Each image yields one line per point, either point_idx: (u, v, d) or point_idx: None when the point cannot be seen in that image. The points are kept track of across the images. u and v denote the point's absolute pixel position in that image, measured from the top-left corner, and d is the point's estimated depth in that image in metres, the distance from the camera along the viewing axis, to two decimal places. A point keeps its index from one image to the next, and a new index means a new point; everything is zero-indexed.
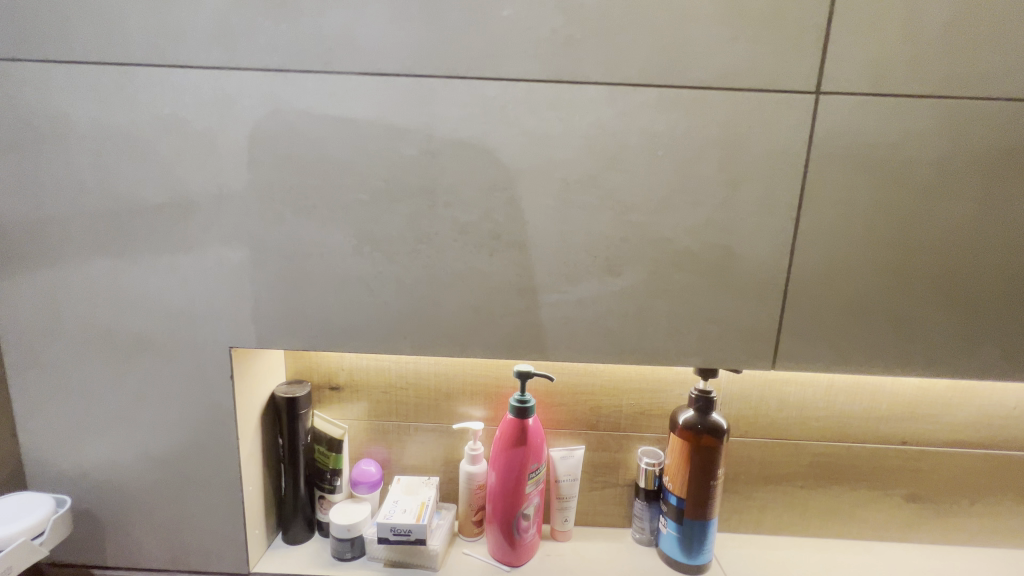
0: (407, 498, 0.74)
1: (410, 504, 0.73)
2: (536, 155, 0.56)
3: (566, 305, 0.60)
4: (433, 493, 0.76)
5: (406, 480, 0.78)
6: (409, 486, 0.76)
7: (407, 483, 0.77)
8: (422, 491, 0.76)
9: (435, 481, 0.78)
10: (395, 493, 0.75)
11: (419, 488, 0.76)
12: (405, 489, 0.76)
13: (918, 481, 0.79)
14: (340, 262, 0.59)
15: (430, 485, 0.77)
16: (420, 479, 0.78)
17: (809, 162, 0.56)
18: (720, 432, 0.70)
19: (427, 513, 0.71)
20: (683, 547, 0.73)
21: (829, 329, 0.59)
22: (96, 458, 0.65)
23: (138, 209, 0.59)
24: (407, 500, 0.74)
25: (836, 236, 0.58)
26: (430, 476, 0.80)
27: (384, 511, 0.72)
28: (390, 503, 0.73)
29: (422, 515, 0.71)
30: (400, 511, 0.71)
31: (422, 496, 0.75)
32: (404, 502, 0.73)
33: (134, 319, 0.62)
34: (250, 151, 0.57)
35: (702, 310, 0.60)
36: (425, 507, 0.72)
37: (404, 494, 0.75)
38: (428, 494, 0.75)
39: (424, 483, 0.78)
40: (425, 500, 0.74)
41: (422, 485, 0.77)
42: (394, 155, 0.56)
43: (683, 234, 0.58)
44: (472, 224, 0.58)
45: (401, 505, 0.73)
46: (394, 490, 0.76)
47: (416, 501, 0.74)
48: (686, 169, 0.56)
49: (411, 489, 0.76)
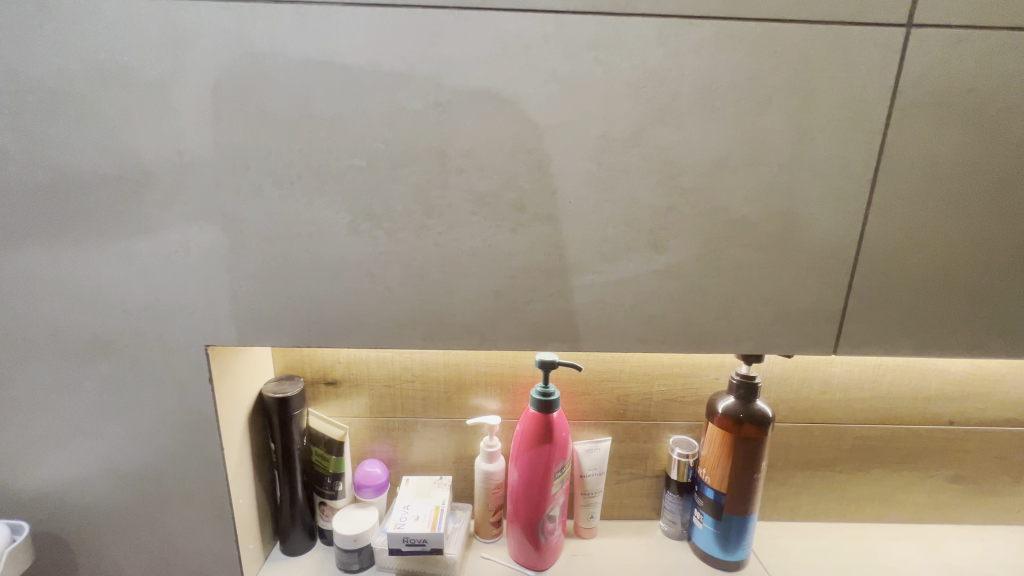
0: (419, 502, 0.67)
1: (423, 510, 0.66)
2: (569, 107, 0.46)
3: (603, 288, 0.51)
4: (447, 495, 0.69)
5: (416, 481, 0.71)
6: (420, 489, 0.69)
7: (417, 485, 0.70)
8: (434, 494, 0.69)
9: (447, 481, 0.71)
10: (404, 497, 0.68)
11: (431, 490, 0.69)
12: (416, 492, 0.69)
13: (962, 461, 0.74)
14: (335, 243, 0.49)
15: (442, 486, 0.70)
16: (430, 479, 0.71)
17: (893, 110, 0.47)
18: (764, 421, 0.64)
19: (442, 519, 0.64)
20: (720, 542, 0.67)
21: (901, 308, 0.52)
22: (57, 477, 0.56)
23: (79, 183, 0.48)
24: (418, 504, 0.67)
25: (917, 200, 0.49)
26: (442, 476, 0.73)
27: (394, 519, 0.64)
28: (400, 508, 0.66)
29: (437, 523, 0.63)
30: (412, 519, 0.64)
31: (435, 499, 0.68)
32: (416, 507, 0.66)
33: (87, 316, 0.51)
34: (215, 107, 0.46)
35: (761, 290, 0.51)
36: (439, 512, 0.65)
37: (415, 498, 0.68)
38: (441, 497, 0.68)
39: (436, 484, 0.70)
40: (439, 504, 0.67)
41: (434, 486, 0.70)
42: (396, 110, 0.46)
43: (743, 201, 0.49)
44: (492, 194, 0.48)
45: (413, 512, 0.65)
46: (403, 494, 0.69)
47: (429, 505, 0.67)
48: (749, 121, 0.47)
49: (423, 492, 0.69)
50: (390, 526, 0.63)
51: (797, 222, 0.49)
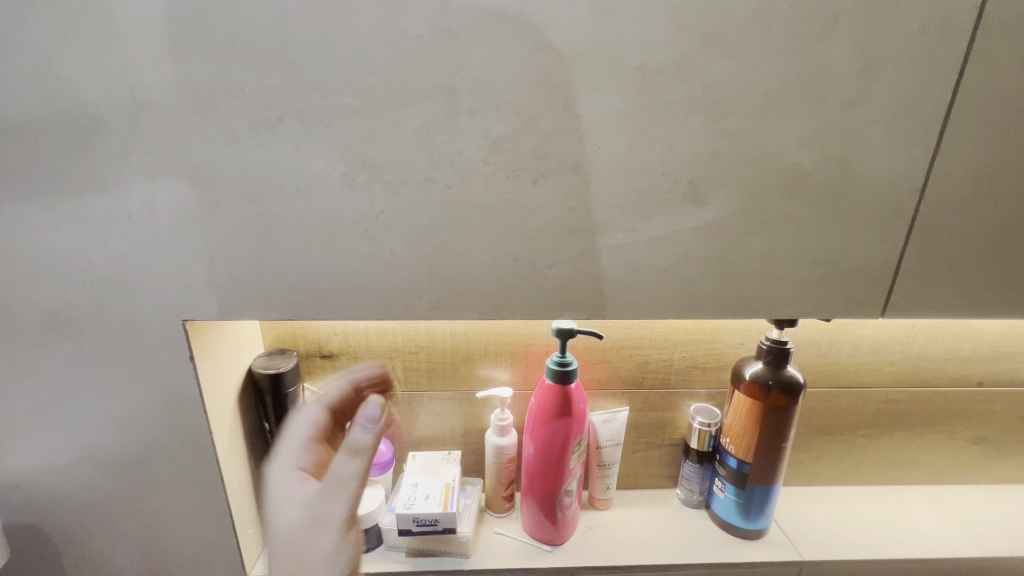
0: (426, 479, 0.63)
1: (433, 488, 0.62)
2: (601, 32, 0.39)
3: (634, 248, 0.45)
4: (456, 470, 0.65)
5: (423, 457, 0.66)
6: (428, 465, 0.65)
7: (424, 462, 0.66)
8: (443, 470, 0.65)
9: (456, 456, 0.67)
10: (412, 474, 0.64)
11: (438, 466, 0.65)
12: (423, 469, 0.65)
13: (986, 423, 0.72)
14: (326, 199, 0.42)
15: (451, 462, 0.66)
16: (437, 454, 0.67)
17: (978, 33, 0.40)
18: (795, 388, 0.60)
19: (454, 497, 0.61)
20: (742, 512, 0.64)
21: (959, 265, 0.47)
22: (27, 466, 0.51)
23: (15, 131, 0.40)
24: (426, 482, 0.63)
25: (992, 142, 0.43)
26: (449, 450, 0.69)
27: (403, 498, 0.61)
28: (407, 487, 0.62)
29: (449, 502, 0.60)
30: (421, 498, 0.60)
31: (444, 476, 0.64)
32: (425, 485, 0.62)
33: (41, 289, 0.44)
34: (173, 34, 0.38)
35: (810, 247, 0.46)
36: (451, 489, 0.62)
37: (423, 475, 0.64)
38: (451, 473, 0.64)
39: (444, 459, 0.67)
40: (449, 481, 0.63)
41: (441, 462, 0.66)
42: (394, 36, 0.38)
43: (798, 145, 0.42)
44: (509, 139, 0.41)
45: (421, 490, 0.62)
46: (409, 471, 0.65)
47: (438, 483, 0.63)
48: (811, 49, 0.40)
49: (430, 468, 0.65)
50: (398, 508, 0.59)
51: (856, 170, 0.43)
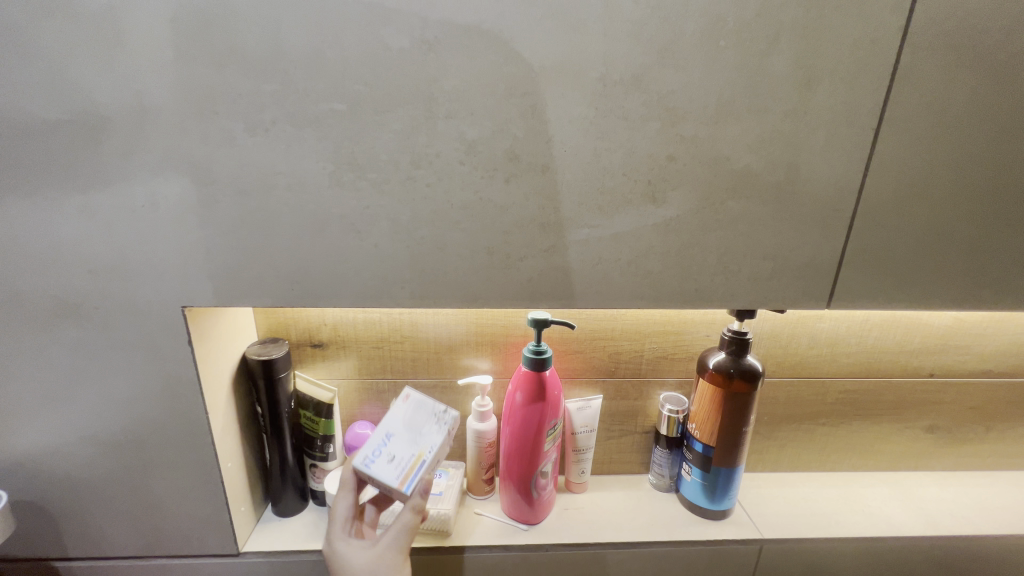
0: (403, 438, 0.49)
1: (399, 454, 0.48)
2: (566, 46, 0.43)
3: (599, 242, 0.49)
4: (439, 439, 0.50)
5: (414, 402, 0.52)
6: (412, 419, 0.51)
7: (409, 416, 0.51)
8: (425, 433, 0.50)
9: (449, 427, 0.51)
10: (389, 424, 0.50)
11: (423, 429, 0.50)
12: (405, 425, 0.50)
13: (939, 412, 0.77)
14: (316, 196, 0.46)
15: (440, 426, 0.51)
16: (428, 414, 0.51)
17: (904, 51, 0.45)
18: (754, 376, 0.64)
19: (418, 474, 0.47)
20: (708, 494, 0.68)
21: (896, 260, 0.51)
22: (31, 446, 0.54)
23: (27, 131, 0.43)
24: (400, 442, 0.49)
25: (922, 150, 0.48)
26: (447, 406, 0.53)
27: (365, 449, 0.49)
28: (377, 435, 0.50)
29: (408, 479, 0.47)
30: (383, 458, 0.48)
31: (423, 442, 0.49)
32: (396, 445, 0.49)
33: (48, 277, 0.48)
34: (176, 44, 0.41)
35: (760, 243, 0.50)
36: (419, 463, 0.48)
37: (402, 429, 0.50)
38: (432, 441, 0.50)
39: (434, 417, 0.51)
40: (425, 453, 0.49)
41: (429, 423, 0.51)
42: (378, 48, 0.42)
43: (746, 150, 0.47)
44: (484, 142, 0.45)
45: (391, 447, 0.49)
46: (389, 415, 0.51)
47: (411, 450, 0.49)
48: (755, 63, 0.44)
49: (413, 423, 0.50)
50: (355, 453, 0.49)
51: (799, 173, 0.48)
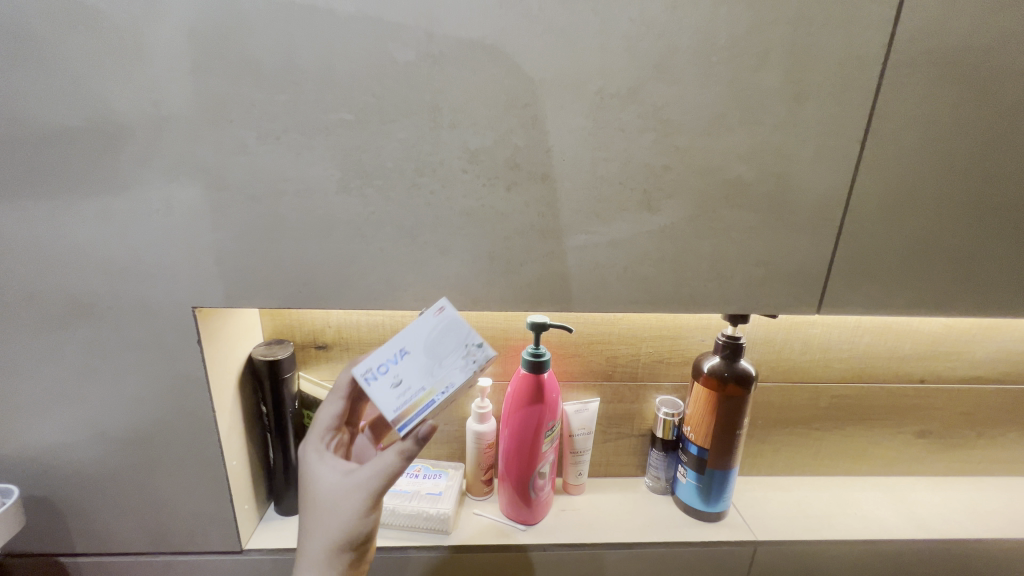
0: (417, 361, 0.42)
1: (404, 385, 0.42)
2: (565, 61, 0.45)
3: (596, 248, 0.51)
4: (459, 378, 0.42)
5: (444, 324, 0.43)
6: (434, 344, 0.43)
7: (433, 338, 0.43)
8: (446, 366, 0.42)
9: (476, 365, 0.42)
10: (409, 343, 0.43)
11: (445, 359, 0.43)
12: (426, 348, 0.43)
13: (931, 417, 0.78)
14: (324, 201, 0.48)
15: (466, 362, 0.42)
16: (457, 342, 0.43)
17: (888, 67, 0.47)
18: (747, 380, 0.65)
19: (416, 416, 0.41)
20: (702, 496, 0.70)
21: (884, 268, 0.53)
22: (42, 442, 0.55)
23: (49, 137, 0.45)
24: (413, 367, 0.42)
25: (906, 162, 0.50)
26: (484, 341, 0.43)
27: (373, 364, 0.43)
28: (391, 350, 0.43)
29: (403, 416, 0.41)
30: (388, 381, 0.42)
31: (439, 376, 0.42)
32: (405, 373, 0.42)
33: (64, 278, 0.50)
34: (193, 56, 0.43)
35: (752, 250, 0.52)
36: (423, 402, 0.41)
37: (419, 353, 0.43)
38: (445, 381, 0.42)
39: (463, 350, 0.43)
40: (436, 389, 0.41)
41: (456, 355, 0.43)
42: (386, 61, 0.44)
43: (737, 160, 0.49)
44: (486, 151, 0.47)
45: (399, 371, 0.42)
46: (413, 332, 0.44)
47: (421, 380, 0.42)
48: (746, 78, 0.46)
49: (435, 350, 0.43)
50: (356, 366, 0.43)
51: (788, 183, 0.50)
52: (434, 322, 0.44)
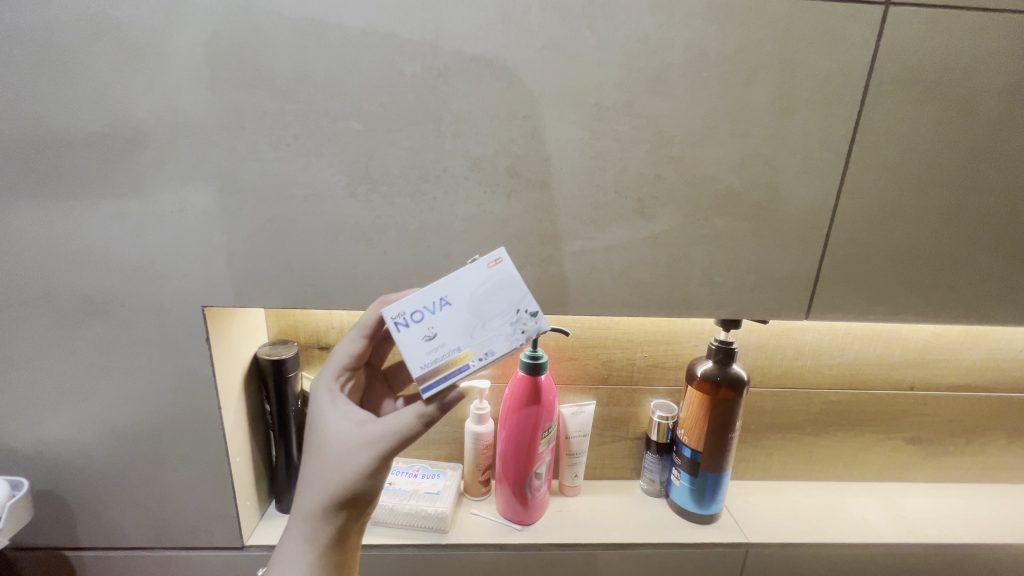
0: (457, 316, 0.41)
1: (440, 340, 0.40)
2: (563, 75, 0.47)
3: (592, 254, 0.53)
4: (500, 348, 0.40)
5: (493, 279, 0.41)
6: (479, 300, 0.41)
7: (482, 295, 0.41)
8: (488, 330, 0.41)
9: (523, 336, 0.41)
10: (453, 294, 0.41)
11: (489, 322, 0.41)
12: (471, 305, 0.41)
13: (921, 424, 0.80)
14: (332, 206, 0.50)
15: (510, 328, 0.41)
16: (508, 306, 0.41)
17: (871, 84, 0.49)
18: (740, 384, 0.67)
19: (446, 378, 0.40)
20: (696, 498, 0.71)
21: (870, 275, 0.55)
22: (53, 436, 0.57)
23: (70, 142, 0.47)
24: (453, 323, 0.40)
25: (890, 174, 0.52)
26: (539, 310, 0.41)
27: (411, 309, 0.41)
28: (432, 298, 0.41)
29: (432, 375, 0.40)
30: (423, 333, 0.40)
31: (479, 340, 0.40)
32: (443, 328, 0.40)
33: (80, 276, 0.51)
34: (210, 66, 0.46)
35: (742, 257, 0.54)
36: (457, 365, 0.40)
37: (461, 308, 0.41)
38: (482, 344, 0.40)
39: (509, 312, 0.41)
40: (472, 353, 0.40)
41: (502, 318, 0.41)
42: (393, 73, 0.46)
43: (728, 171, 0.51)
44: (487, 160, 0.49)
45: (436, 324, 0.40)
46: (461, 281, 0.41)
47: (459, 339, 0.40)
48: (736, 93, 0.49)
49: (479, 308, 0.41)
50: (390, 307, 0.40)
51: (777, 193, 0.52)
52: (487, 277, 0.41)
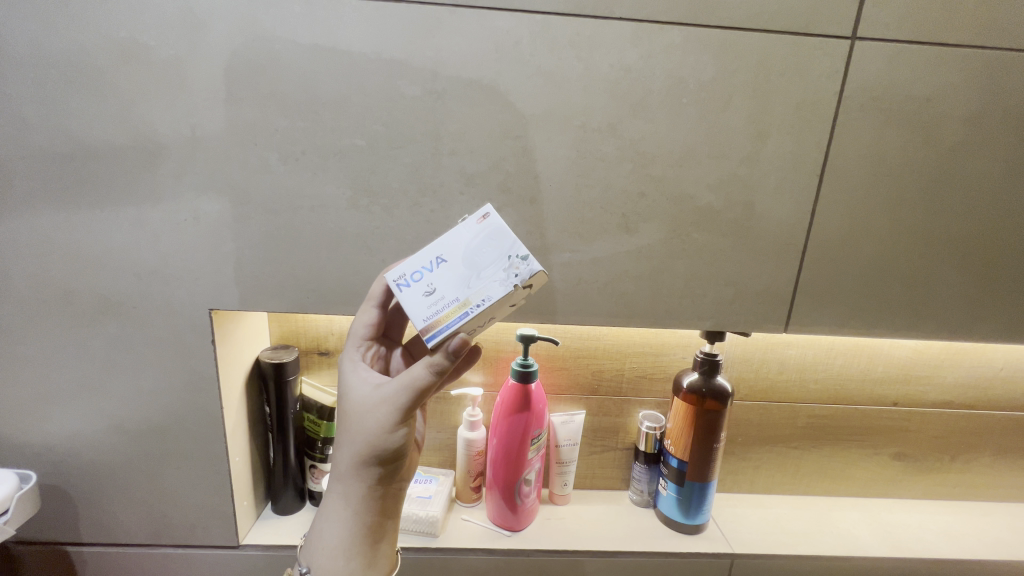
0: (454, 270, 0.42)
1: (439, 293, 0.42)
2: (553, 99, 0.51)
3: (579, 265, 0.56)
4: (496, 292, 0.41)
5: (489, 231, 0.43)
6: (476, 251, 0.42)
7: (475, 248, 0.43)
8: (483, 279, 0.42)
9: (517, 280, 0.41)
10: (449, 250, 0.43)
11: (484, 271, 0.42)
12: (466, 259, 0.42)
13: (906, 439, 0.81)
14: (335, 216, 0.53)
15: (506, 274, 0.41)
16: (500, 254, 0.42)
17: (840, 111, 0.53)
18: (724, 396, 0.69)
19: (448, 325, 0.41)
20: (682, 508, 0.72)
21: (845, 289, 0.58)
22: (63, 432, 0.60)
23: (97, 153, 0.51)
24: (449, 276, 0.42)
25: (860, 194, 0.55)
26: (529, 254, 0.42)
27: (409, 269, 0.43)
28: (429, 258, 0.43)
29: (436, 324, 0.41)
30: (423, 290, 0.42)
31: (475, 288, 0.41)
32: (440, 281, 0.42)
33: (98, 278, 0.55)
34: (228, 87, 0.50)
35: (722, 271, 0.57)
36: (458, 311, 0.41)
37: (457, 262, 0.42)
38: (482, 289, 0.41)
39: (508, 261, 0.42)
40: (470, 301, 0.41)
41: (496, 266, 0.42)
42: (395, 95, 0.50)
43: (707, 190, 0.54)
44: (481, 176, 0.53)
45: (435, 278, 0.42)
46: (456, 240, 0.43)
47: (456, 291, 0.42)
48: (713, 117, 0.52)
49: (474, 260, 0.42)
50: (391, 270, 0.43)
51: (753, 211, 0.55)
52: (477, 232, 0.43)
